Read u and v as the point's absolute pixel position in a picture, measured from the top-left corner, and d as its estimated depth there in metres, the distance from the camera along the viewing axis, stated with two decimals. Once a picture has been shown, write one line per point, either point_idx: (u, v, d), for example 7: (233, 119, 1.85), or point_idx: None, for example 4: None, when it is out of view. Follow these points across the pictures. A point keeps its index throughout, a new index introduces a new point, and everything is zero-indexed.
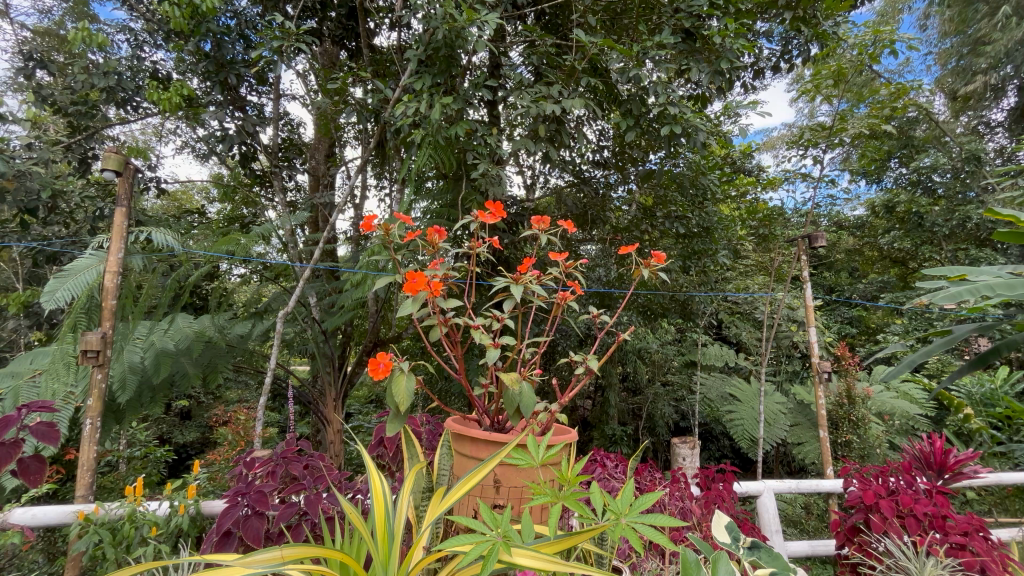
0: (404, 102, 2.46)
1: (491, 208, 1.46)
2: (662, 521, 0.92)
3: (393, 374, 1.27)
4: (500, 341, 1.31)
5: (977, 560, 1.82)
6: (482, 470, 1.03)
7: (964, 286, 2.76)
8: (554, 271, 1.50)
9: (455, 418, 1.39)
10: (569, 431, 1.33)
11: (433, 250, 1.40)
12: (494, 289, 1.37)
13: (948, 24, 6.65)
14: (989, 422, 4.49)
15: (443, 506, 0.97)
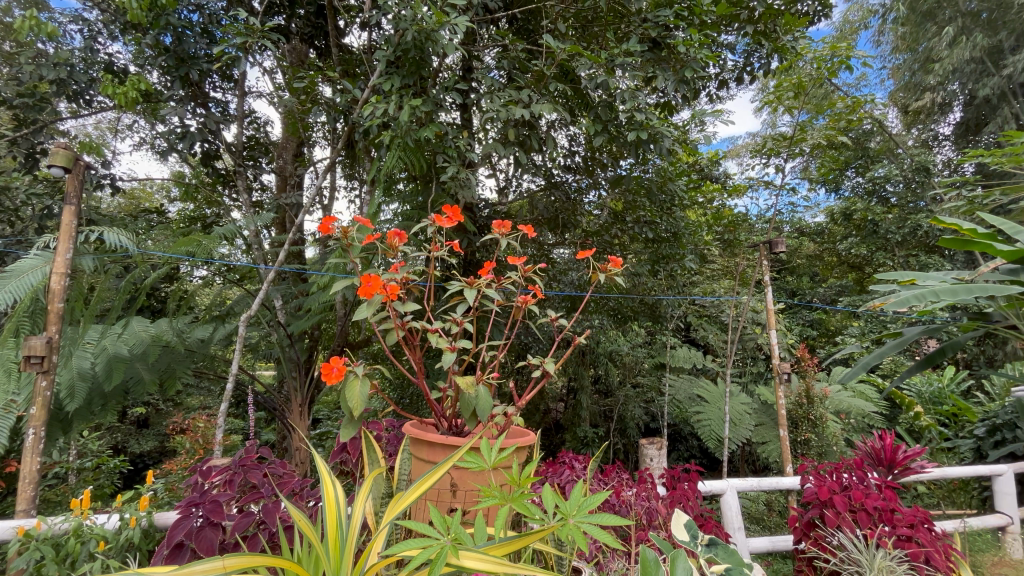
0: (373, 103, 2.43)
1: (450, 212, 1.45)
2: (610, 520, 0.93)
3: (347, 378, 1.26)
4: (457, 345, 1.30)
5: (922, 551, 1.91)
6: (434, 474, 1.03)
7: (914, 291, 2.94)
8: (513, 275, 1.49)
9: (413, 422, 1.38)
10: (527, 434, 1.34)
11: (392, 253, 1.39)
12: (452, 293, 1.37)
13: (901, 42, 7.01)
14: (937, 420, 4.73)
15: (397, 510, 0.97)
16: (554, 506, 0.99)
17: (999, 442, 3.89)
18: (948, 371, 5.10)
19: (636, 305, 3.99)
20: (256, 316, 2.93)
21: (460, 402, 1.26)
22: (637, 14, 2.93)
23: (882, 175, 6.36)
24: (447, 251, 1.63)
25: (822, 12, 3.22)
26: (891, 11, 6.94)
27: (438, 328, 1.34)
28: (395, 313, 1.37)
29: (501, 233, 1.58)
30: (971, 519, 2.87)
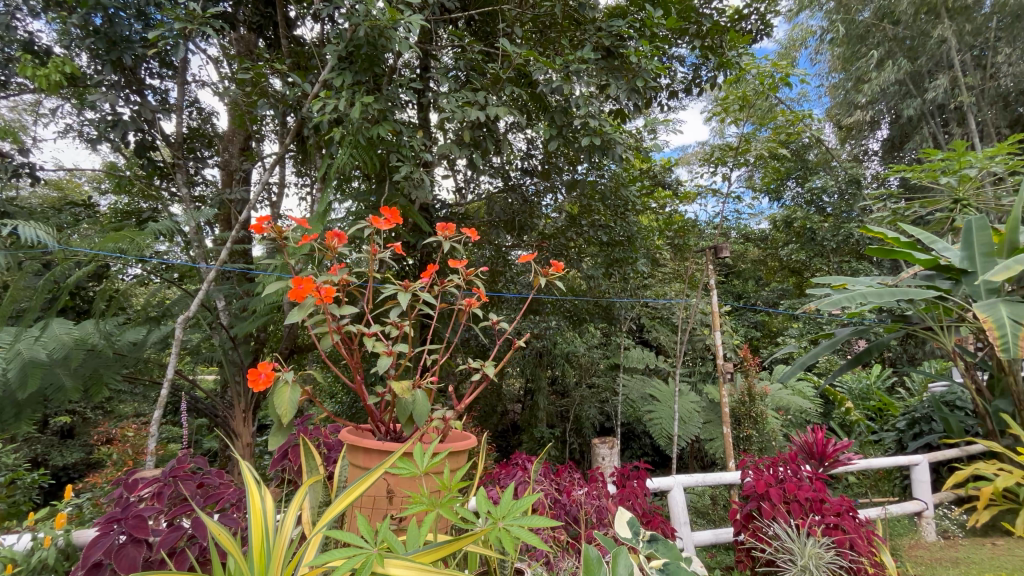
0: (323, 97, 2.35)
1: (391, 214, 1.42)
2: (542, 522, 0.93)
3: (276, 384, 1.20)
4: (394, 349, 1.27)
5: (847, 538, 2.06)
6: (364, 480, 1.00)
7: (845, 295, 3.35)
8: (456, 278, 1.47)
9: (350, 427, 1.33)
10: (467, 437, 1.32)
11: (331, 254, 1.34)
12: (391, 295, 1.33)
13: (836, 61, 7.49)
14: (865, 415, 5.09)
15: (325, 521, 0.93)
16: (483, 511, 0.98)
17: (917, 433, 4.22)
18: (875, 369, 5.50)
19: (591, 306, 4.06)
20: (195, 318, 2.76)
21: (396, 407, 1.23)
22: (592, 23, 2.99)
23: (819, 186, 6.87)
24: (391, 253, 1.59)
25: (764, 31, 3.39)
26: (827, 32, 7.36)
27: (377, 332, 1.31)
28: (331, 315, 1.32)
29: (446, 235, 1.56)
30: (891, 506, 3.11)
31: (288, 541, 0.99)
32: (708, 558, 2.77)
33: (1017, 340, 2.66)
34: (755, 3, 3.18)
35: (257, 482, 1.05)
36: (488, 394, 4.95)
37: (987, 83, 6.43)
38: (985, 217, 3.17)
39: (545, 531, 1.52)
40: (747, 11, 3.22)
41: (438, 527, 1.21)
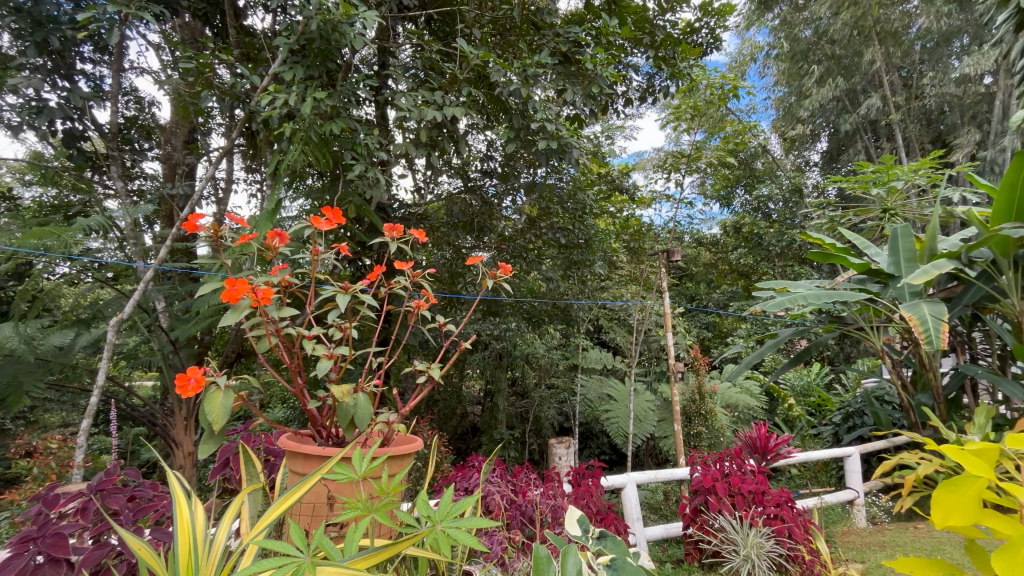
0: (272, 91, 2.26)
1: (334, 214, 1.38)
2: (479, 523, 0.92)
3: (208, 391, 1.15)
4: (335, 352, 1.24)
5: (786, 527, 2.19)
6: (298, 488, 0.96)
7: (787, 296, 3.58)
8: (402, 280, 1.44)
9: (290, 433, 1.29)
10: (414, 440, 1.30)
11: (272, 254, 1.29)
12: (331, 296, 1.28)
13: (781, 76, 7.91)
14: (806, 410, 5.39)
15: (256, 531, 0.89)
16: (422, 516, 0.95)
17: (851, 427, 4.51)
18: (814, 367, 5.84)
19: (549, 308, 4.10)
20: (131, 320, 2.59)
21: (337, 412, 1.19)
22: (550, 28, 3.03)
23: (766, 194, 7.25)
24: (337, 254, 1.54)
25: (715, 45, 3.53)
26: (773, 48, 7.82)
27: (318, 335, 1.27)
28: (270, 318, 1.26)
29: (394, 236, 1.52)
30: (826, 495, 3.32)
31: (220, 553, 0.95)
32: (660, 552, 2.85)
33: (938, 333, 2.88)
34: (706, 17, 3.31)
35: (186, 496, 1.01)
36: (448, 396, 5.08)
37: (912, 102, 6.99)
38: (909, 225, 3.43)
39: (500, 534, 1.52)
40: (699, 25, 3.35)
41: (383, 532, 1.17)
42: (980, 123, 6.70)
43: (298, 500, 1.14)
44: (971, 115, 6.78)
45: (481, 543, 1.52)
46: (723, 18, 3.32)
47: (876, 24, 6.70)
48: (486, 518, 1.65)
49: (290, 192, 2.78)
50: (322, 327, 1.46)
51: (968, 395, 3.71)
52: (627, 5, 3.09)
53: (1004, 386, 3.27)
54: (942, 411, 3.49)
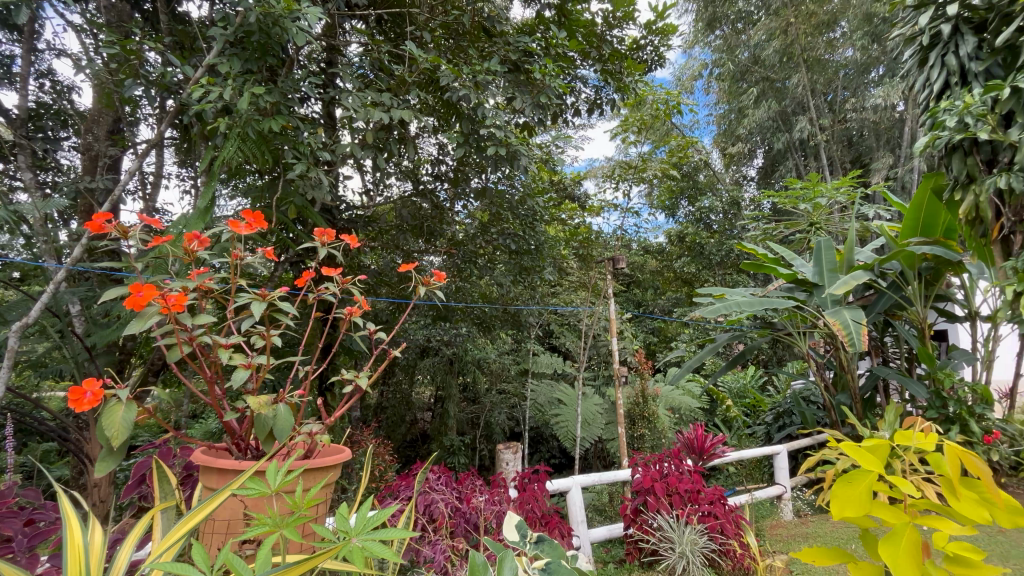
0: (204, 83, 2.13)
1: (257, 218, 1.32)
2: (395, 533, 0.88)
3: (107, 405, 1.07)
4: (254, 361, 1.17)
5: (718, 522, 2.32)
6: (203, 507, 0.89)
7: (724, 303, 3.79)
8: (332, 287, 1.38)
9: (202, 448, 1.21)
10: (341, 450, 1.25)
11: (189, 259, 1.21)
12: (250, 302, 1.20)
13: (722, 94, 8.36)
14: (742, 411, 5.69)
15: (161, 547, 0.82)
16: (336, 530, 0.90)
17: (781, 426, 4.82)
18: (749, 370, 6.19)
19: (500, 313, 4.10)
20: (37, 326, 2.34)
21: (254, 423, 1.14)
22: (501, 37, 3.06)
23: (707, 206, 7.64)
24: (262, 258, 1.46)
25: (659, 62, 3.68)
26: (715, 67, 8.25)
27: (236, 344, 1.19)
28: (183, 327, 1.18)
29: (325, 240, 1.47)
30: (757, 490, 3.53)
31: (127, 566, 0.88)
32: (603, 553, 2.91)
33: (859, 336, 3.15)
34: (651, 35, 3.45)
35: (85, 518, 0.94)
36: (397, 402, 5.13)
37: (836, 125, 7.58)
38: (831, 239, 3.72)
39: (443, 542, 1.51)
40: (643, 42, 3.48)
41: (306, 548, 1.11)
42: (893, 147, 7.38)
43: (211, 518, 1.07)
44: (885, 139, 7.47)
45: (423, 552, 1.50)
46: (666, 37, 3.47)
47: (804, 51, 7.24)
48: (429, 527, 1.61)
49: (227, 191, 2.63)
50: (246, 335, 1.38)
51: (881, 395, 4.06)
52: (576, 19, 3.15)
53: (911, 387, 3.60)
54: (859, 410, 3.79)
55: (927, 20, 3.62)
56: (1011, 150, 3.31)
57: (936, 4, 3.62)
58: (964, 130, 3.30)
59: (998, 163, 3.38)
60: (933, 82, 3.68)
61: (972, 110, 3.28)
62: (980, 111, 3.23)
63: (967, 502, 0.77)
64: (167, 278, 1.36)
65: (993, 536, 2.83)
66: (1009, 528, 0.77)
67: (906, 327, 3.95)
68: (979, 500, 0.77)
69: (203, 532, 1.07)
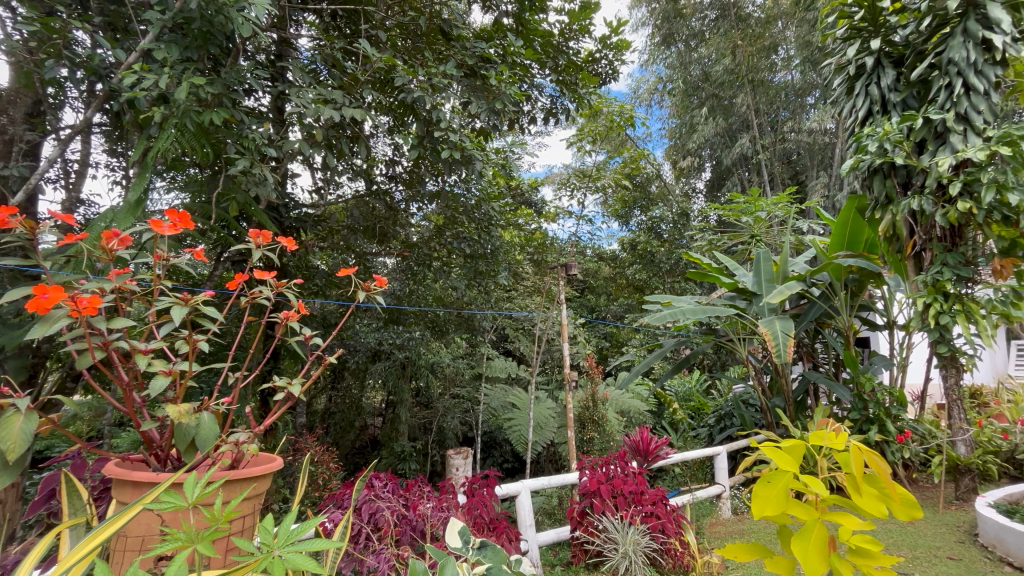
0: (137, 69, 1.99)
1: (184, 218, 1.24)
2: (320, 543, 0.85)
3: (4, 416, 0.98)
4: (176, 368, 1.10)
5: (660, 523, 2.41)
6: (107, 524, 0.83)
7: (671, 310, 3.93)
8: (266, 291, 1.33)
9: (116, 461, 1.13)
10: (273, 461, 1.20)
11: (108, 258, 1.13)
12: (172, 306, 1.13)
13: (675, 108, 8.71)
14: (687, 414, 5.91)
15: (62, 567, 0.76)
16: (259, 543, 0.86)
17: (722, 428, 5.06)
18: (694, 374, 6.45)
19: (454, 317, 4.06)
20: None
21: (175, 434, 1.07)
22: (458, 41, 3.05)
23: (658, 215, 7.88)
24: (193, 259, 1.39)
25: (613, 76, 3.79)
26: (669, 82, 8.61)
27: (156, 350, 1.12)
28: (95, 331, 1.10)
29: (260, 242, 1.41)
30: (698, 490, 3.67)
31: None
32: (551, 556, 2.93)
33: (785, 348, 3.37)
34: (605, 49, 3.53)
35: None
36: (346, 408, 5.13)
37: (776, 144, 8.06)
38: (768, 251, 3.95)
39: (388, 551, 1.48)
40: (599, 55, 3.56)
41: (228, 564, 1.05)
42: (826, 167, 7.93)
43: (122, 534, 0.99)
44: (819, 160, 8.02)
45: (366, 562, 1.46)
46: (620, 52, 3.57)
47: (750, 72, 7.67)
48: (374, 536, 1.57)
49: (165, 183, 2.33)
50: (172, 340, 1.30)
51: (812, 398, 4.34)
52: (533, 28, 3.18)
53: (837, 390, 3.86)
54: (791, 412, 4.04)
55: (854, 52, 3.93)
56: (922, 174, 3.64)
57: (862, 38, 3.93)
58: (883, 155, 3.60)
59: (911, 186, 3.71)
60: (858, 109, 3.97)
61: (890, 137, 3.60)
62: (897, 138, 3.56)
63: (869, 497, 0.86)
64: (85, 278, 1.27)
65: (907, 527, 3.07)
66: (903, 518, 0.87)
67: (833, 335, 4.25)
68: (878, 495, 0.86)
69: (112, 550, 1.00)
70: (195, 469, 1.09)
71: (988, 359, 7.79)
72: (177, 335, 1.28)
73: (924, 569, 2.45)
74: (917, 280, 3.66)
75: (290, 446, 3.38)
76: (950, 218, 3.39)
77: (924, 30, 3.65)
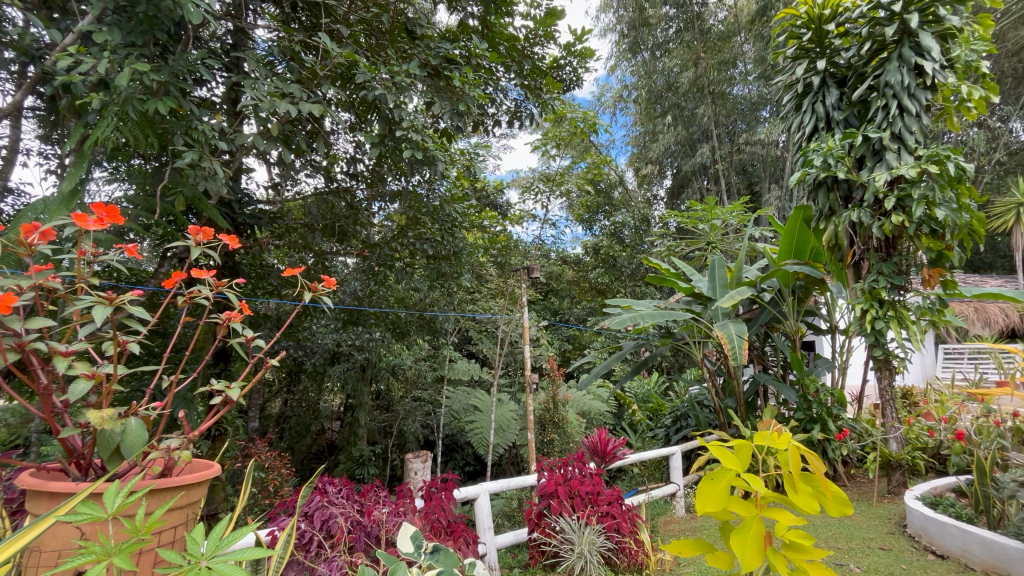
0: (73, 51, 1.86)
1: (111, 212, 1.16)
2: (252, 553, 0.82)
3: None
4: (100, 371, 1.04)
5: (615, 522, 2.45)
6: (12, 539, 0.77)
7: (631, 313, 4.03)
8: (204, 291, 1.26)
9: (31, 471, 1.05)
10: (211, 468, 1.16)
11: (26, 253, 1.05)
12: (95, 306, 1.06)
13: (640, 116, 8.96)
14: (645, 415, 6.04)
15: None
16: (184, 555, 0.82)
17: (679, 428, 5.21)
18: (653, 377, 6.61)
19: (415, 319, 3.96)
20: None
21: (99, 441, 1.01)
22: (423, 40, 3.02)
23: (620, 221, 8.07)
24: (125, 255, 1.31)
25: (577, 83, 3.84)
26: (634, 89, 8.86)
27: (79, 352, 1.05)
28: (9, 332, 1.01)
29: (200, 239, 1.35)
30: (654, 489, 3.76)
31: None
32: (510, 558, 2.93)
33: (740, 351, 3.50)
34: (569, 56, 3.57)
35: None
36: (301, 412, 5.03)
37: (733, 155, 8.40)
38: (723, 257, 4.10)
39: (340, 559, 1.43)
40: (563, 61, 3.60)
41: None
42: (777, 179, 8.32)
43: (34, 550, 0.92)
44: (771, 172, 8.39)
45: (317, 571, 1.41)
46: (584, 60, 3.62)
47: (710, 85, 7.95)
48: (326, 544, 1.51)
49: (107, 170, 2.21)
50: (99, 341, 1.22)
51: (761, 399, 4.54)
52: (498, 32, 3.20)
53: (785, 392, 4.05)
54: (742, 412, 4.21)
55: (802, 71, 4.15)
56: (862, 189, 3.89)
57: (809, 58, 4.16)
58: (827, 169, 3.83)
59: (852, 199, 3.96)
60: (805, 126, 4.20)
61: (833, 152, 3.83)
62: (839, 154, 3.79)
63: (803, 494, 0.91)
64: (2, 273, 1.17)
65: (845, 521, 3.25)
66: (834, 514, 0.92)
67: (781, 338, 4.46)
68: (812, 491, 0.91)
69: (26, 565, 0.93)
70: (120, 477, 1.03)
71: (918, 362, 8.38)
72: (105, 336, 1.20)
73: (858, 560, 2.61)
74: (856, 287, 3.89)
75: (240, 451, 3.24)
76: (885, 230, 3.64)
77: (864, 54, 3.91)
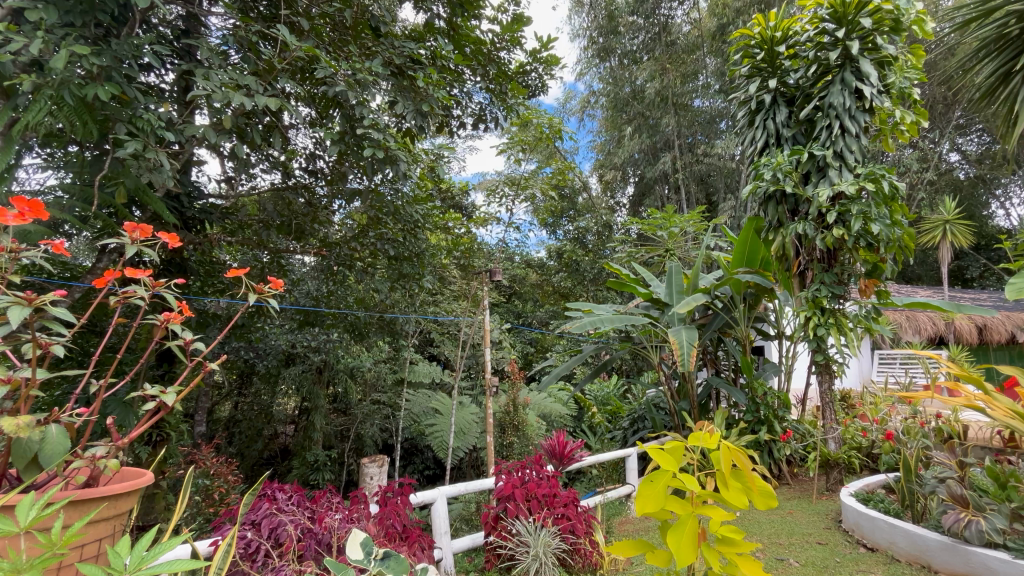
0: (2, 29, 1.72)
1: (35, 207, 1.08)
2: (182, 564, 0.78)
3: None
4: (18, 376, 0.97)
5: (570, 524, 2.47)
6: None
7: (591, 317, 4.12)
8: (139, 291, 1.19)
9: None
10: (142, 476, 1.10)
11: None
12: (12, 307, 0.98)
13: (606, 122, 9.18)
14: (604, 417, 6.16)
15: None
16: (106, 569, 0.77)
17: (635, 430, 5.34)
18: (612, 380, 6.75)
19: (375, 320, 3.87)
20: None
21: (15, 450, 0.95)
22: (387, 38, 2.97)
23: (584, 226, 8.22)
24: (51, 251, 1.22)
25: (543, 89, 3.87)
26: (600, 95, 9.09)
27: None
28: None
29: (136, 237, 1.28)
30: (610, 490, 3.84)
31: None
32: (466, 563, 2.91)
33: (689, 357, 3.64)
34: (535, 62, 3.59)
35: None
36: (253, 416, 4.93)
37: (692, 165, 8.70)
38: (680, 265, 4.25)
39: (287, 567, 1.38)
40: (529, 67, 3.61)
41: None
42: (732, 191, 8.67)
43: None
44: (727, 184, 8.73)
45: None
46: (549, 67, 3.65)
47: (673, 96, 8.22)
48: (273, 553, 1.46)
49: (39, 157, 2.07)
50: (18, 343, 1.14)
51: (713, 401, 4.71)
52: (465, 35, 3.19)
53: (734, 395, 4.23)
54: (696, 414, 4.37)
55: (755, 89, 4.35)
56: (807, 203, 4.13)
57: (761, 76, 4.37)
58: (776, 183, 4.04)
59: (799, 212, 4.19)
60: (757, 140, 4.41)
61: (782, 167, 4.04)
62: (786, 169, 4.01)
63: (734, 491, 0.96)
64: None
65: (787, 517, 3.42)
66: (761, 508, 0.98)
67: (733, 343, 4.66)
68: (741, 488, 0.96)
69: None
70: (37, 488, 0.97)
71: (856, 367, 8.92)
72: (24, 338, 1.12)
73: (797, 554, 2.75)
74: (801, 296, 4.11)
75: (183, 457, 3.08)
76: (827, 242, 3.87)
77: (811, 75, 4.14)
